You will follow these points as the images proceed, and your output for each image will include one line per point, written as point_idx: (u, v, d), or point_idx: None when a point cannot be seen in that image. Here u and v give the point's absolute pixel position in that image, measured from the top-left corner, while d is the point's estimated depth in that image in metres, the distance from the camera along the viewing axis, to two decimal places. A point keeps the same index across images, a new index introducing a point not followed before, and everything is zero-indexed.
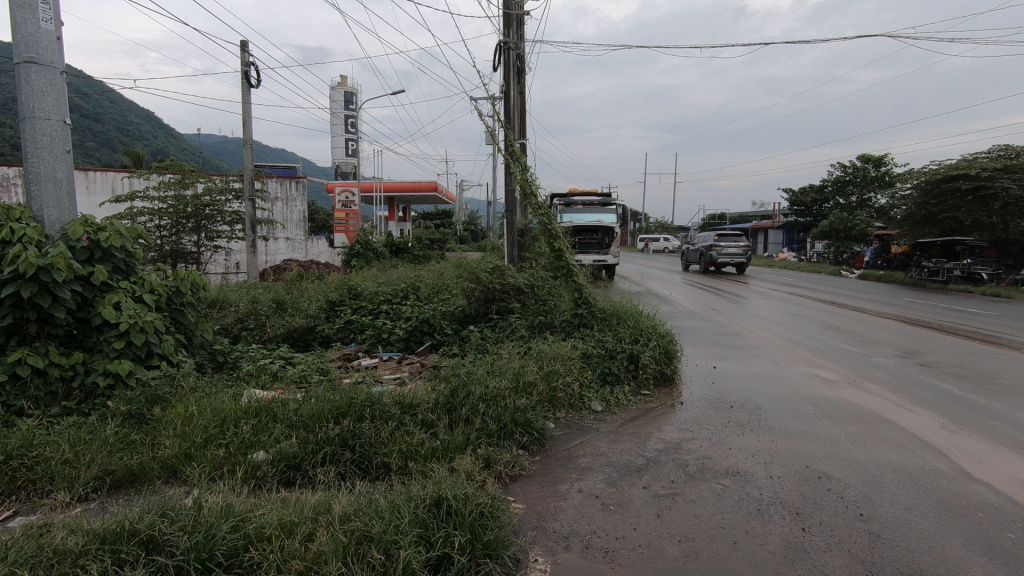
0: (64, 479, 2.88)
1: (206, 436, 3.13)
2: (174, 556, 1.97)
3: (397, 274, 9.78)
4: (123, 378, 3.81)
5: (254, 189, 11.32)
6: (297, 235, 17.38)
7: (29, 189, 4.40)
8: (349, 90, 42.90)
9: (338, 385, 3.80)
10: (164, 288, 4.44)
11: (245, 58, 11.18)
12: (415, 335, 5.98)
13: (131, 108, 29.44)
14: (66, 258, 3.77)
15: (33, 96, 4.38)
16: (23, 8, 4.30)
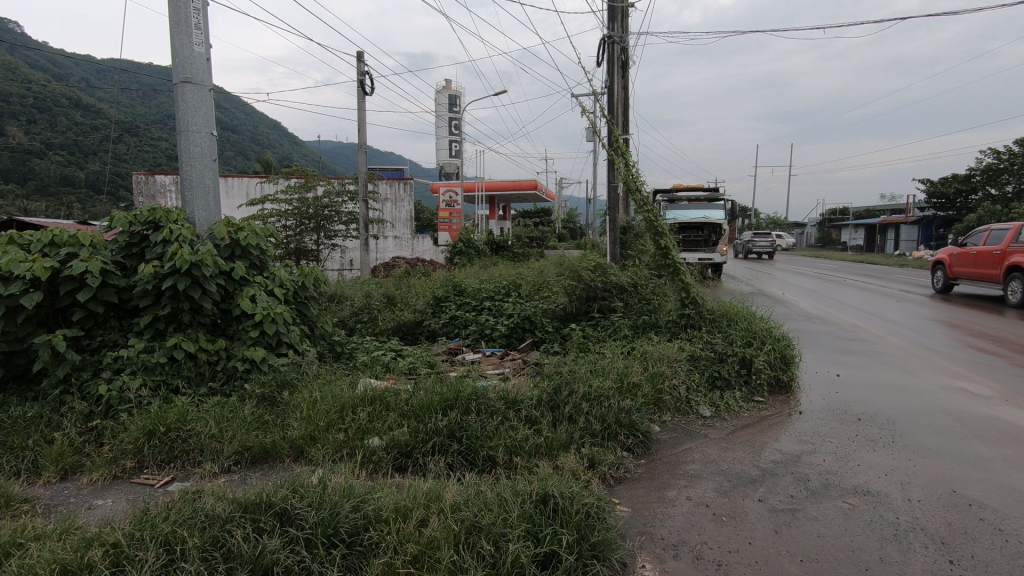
0: (211, 452, 3.24)
1: (328, 421, 3.39)
2: (305, 529, 2.14)
3: (499, 271, 9.96)
4: (258, 363, 4.21)
5: (367, 190, 12.02)
6: (405, 233, 18.22)
7: (184, 194, 4.98)
8: (454, 93, 44.38)
9: (446, 378, 3.95)
10: (291, 282, 4.86)
11: (360, 67, 11.94)
12: (516, 331, 6.06)
13: (262, 120, 32.46)
14: (213, 255, 4.24)
15: (188, 112, 4.95)
16: (180, 34, 4.88)
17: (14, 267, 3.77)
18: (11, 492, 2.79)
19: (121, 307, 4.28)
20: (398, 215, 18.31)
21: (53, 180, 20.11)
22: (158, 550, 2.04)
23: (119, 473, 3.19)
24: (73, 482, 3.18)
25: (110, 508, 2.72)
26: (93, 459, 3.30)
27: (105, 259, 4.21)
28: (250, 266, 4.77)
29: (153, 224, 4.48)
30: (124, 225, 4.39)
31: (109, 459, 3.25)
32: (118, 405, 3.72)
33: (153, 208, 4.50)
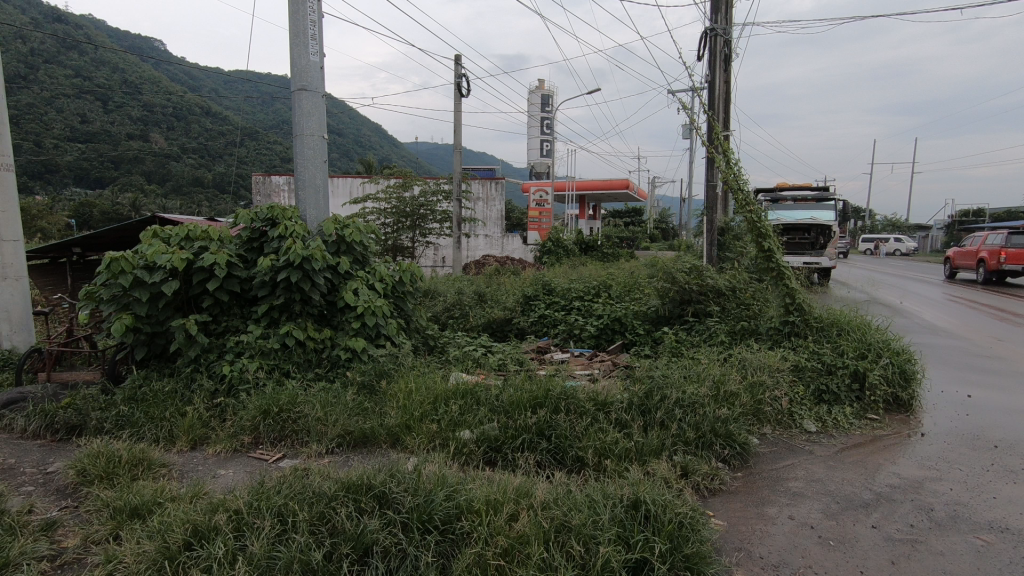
0: (317, 433, 3.48)
1: (422, 411, 3.53)
2: (401, 513, 2.24)
3: (588, 272, 9.87)
4: (359, 353, 4.47)
5: (461, 189, 12.33)
6: (496, 232, 18.52)
7: (297, 194, 5.38)
8: (546, 93, 44.53)
9: (535, 376, 3.99)
10: (390, 278, 5.12)
11: (457, 70, 12.29)
12: (606, 333, 5.98)
13: (365, 123, 34.26)
14: (322, 251, 4.55)
15: (303, 117, 5.34)
16: (299, 46, 5.27)
17: (157, 259, 4.25)
18: (152, 457, 3.14)
19: (241, 296, 4.69)
20: (489, 214, 18.67)
21: (186, 181, 22.43)
22: (273, 520, 2.22)
23: (238, 447, 3.51)
24: (200, 451, 3.53)
25: (231, 479, 3.00)
26: (217, 432, 3.65)
27: (230, 252, 4.63)
28: (353, 261, 5.07)
29: (271, 221, 4.87)
30: (247, 222, 4.81)
31: (231, 434, 3.57)
32: (238, 384, 4.08)
33: (271, 206, 4.89)
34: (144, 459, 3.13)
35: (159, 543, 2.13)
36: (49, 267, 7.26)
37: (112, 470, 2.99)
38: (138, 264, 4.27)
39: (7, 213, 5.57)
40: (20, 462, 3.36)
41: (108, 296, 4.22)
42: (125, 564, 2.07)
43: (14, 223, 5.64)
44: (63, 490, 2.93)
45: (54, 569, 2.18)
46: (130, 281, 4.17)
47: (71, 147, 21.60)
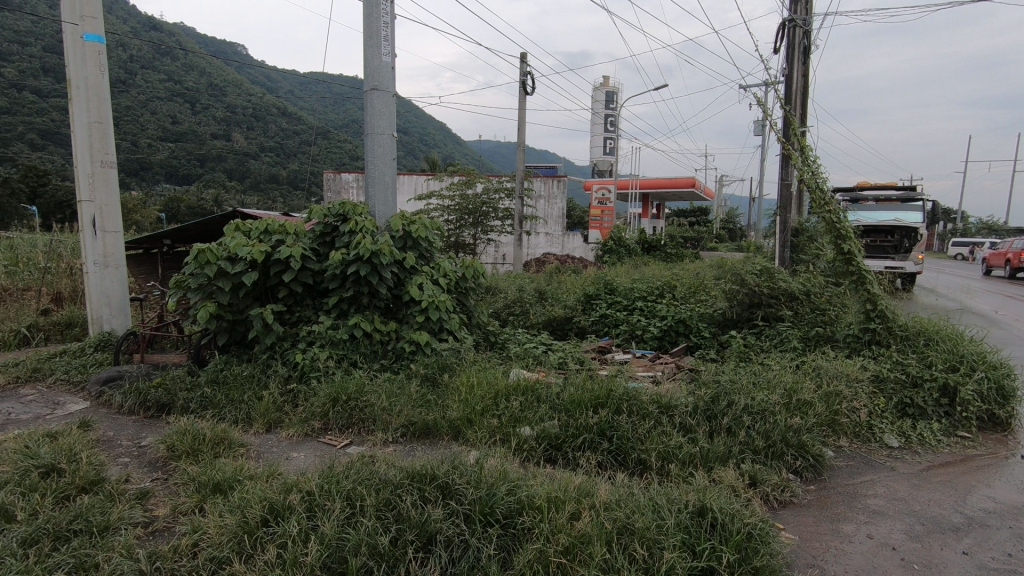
0: (382, 422, 3.59)
1: (483, 406, 3.57)
2: (464, 505, 2.27)
3: (651, 271, 9.66)
4: (422, 346, 4.59)
5: (523, 187, 12.34)
6: (557, 230, 18.47)
7: (367, 191, 5.56)
8: (611, 90, 43.95)
9: (596, 376, 3.95)
10: (453, 273, 5.21)
11: (522, 68, 12.32)
12: (669, 335, 5.84)
13: (430, 122, 34.96)
14: (390, 246, 4.69)
15: (374, 116, 5.51)
16: (372, 47, 5.44)
17: (239, 250, 4.50)
18: (232, 437, 3.34)
19: (314, 288, 4.90)
20: (551, 212, 18.62)
21: (263, 178, 23.65)
22: (342, 503, 2.31)
23: (309, 431, 3.67)
24: (275, 434, 3.72)
25: (303, 461, 3.15)
26: (290, 417, 3.82)
27: (304, 246, 4.85)
28: (419, 257, 5.19)
29: (342, 216, 5.06)
30: (320, 217, 5.02)
31: (303, 419, 3.75)
32: (309, 372, 4.27)
33: (343, 202, 5.07)
34: (225, 438, 3.33)
35: (239, 517, 2.26)
36: (143, 257, 7.85)
37: (197, 447, 3.21)
38: (222, 255, 4.54)
39: (110, 206, 6.05)
40: (117, 435, 3.65)
41: (195, 285, 4.51)
42: (209, 535, 2.21)
43: (115, 216, 6.13)
44: (154, 463, 3.16)
45: (146, 535, 2.36)
46: (214, 271, 4.44)
47: (162, 146, 23.25)
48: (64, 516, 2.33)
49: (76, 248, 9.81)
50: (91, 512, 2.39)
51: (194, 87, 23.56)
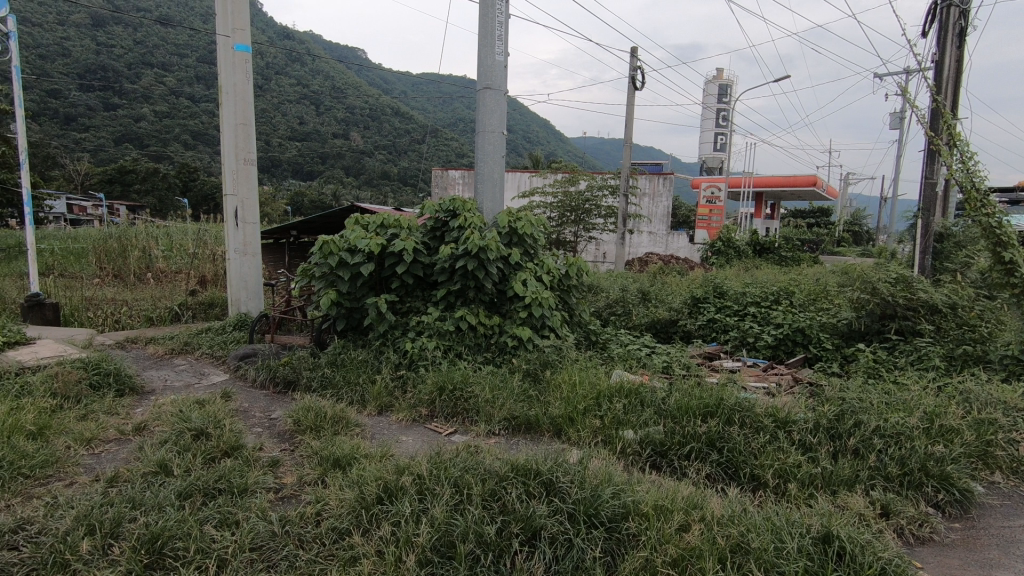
0: (485, 414, 3.68)
1: (585, 406, 3.55)
2: (569, 504, 2.27)
3: (765, 276, 9.06)
4: (525, 342, 4.64)
5: (629, 185, 12.04)
6: (661, 229, 17.96)
7: (476, 187, 5.71)
8: (725, 83, 41.80)
9: (704, 383, 3.78)
10: (557, 271, 5.21)
11: (632, 62, 12.03)
12: (785, 344, 5.47)
13: (534, 119, 35.24)
14: (497, 242, 4.77)
15: (486, 114, 5.63)
16: (486, 47, 5.57)
17: (358, 243, 4.81)
18: (349, 417, 3.58)
19: (424, 280, 5.12)
20: (656, 211, 18.09)
21: (377, 174, 25.14)
22: (451, 489, 2.40)
23: (416, 417, 3.84)
24: (385, 416, 3.93)
25: (412, 446, 3.31)
26: (399, 401, 4.03)
27: (417, 240, 5.08)
28: (523, 253, 5.26)
29: (452, 212, 5.23)
30: (432, 212, 5.22)
31: (411, 405, 3.93)
32: (417, 360, 4.47)
33: (454, 198, 5.24)
34: (342, 418, 3.58)
35: (357, 493, 2.42)
36: (273, 247, 8.64)
37: (319, 424, 3.47)
38: (343, 246, 4.87)
39: (250, 200, 6.71)
40: (252, 407, 4.05)
41: (319, 274, 4.89)
42: (330, 506, 2.38)
43: (253, 208, 6.79)
44: (283, 435, 3.47)
45: (277, 500, 2.59)
46: (337, 261, 4.78)
47: (291, 146, 25.41)
48: (212, 475, 2.63)
49: (220, 237, 11.01)
50: (231, 474, 2.66)
51: (319, 90, 25.49)
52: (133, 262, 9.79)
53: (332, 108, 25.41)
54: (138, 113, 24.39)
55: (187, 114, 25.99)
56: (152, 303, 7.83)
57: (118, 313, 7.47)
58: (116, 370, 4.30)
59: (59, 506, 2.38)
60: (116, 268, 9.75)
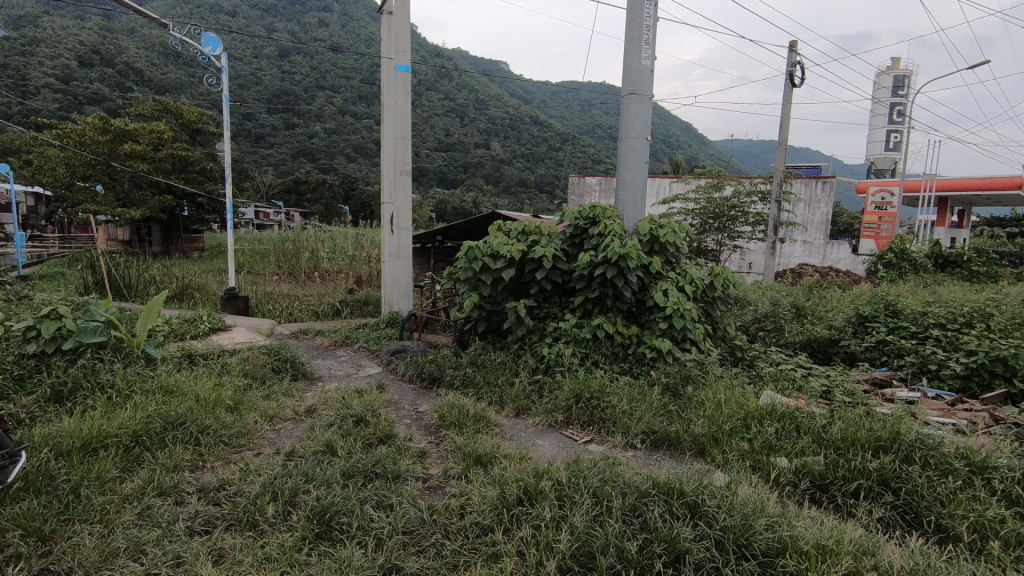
0: (622, 425, 3.60)
1: (731, 425, 3.33)
2: (716, 529, 2.15)
3: (952, 294, 7.81)
4: (665, 354, 4.46)
5: (782, 190, 11.01)
6: (819, 238, 16.43)
7: (618, 194, 5.64)
8: (902, 74, 37.01)
9: (872, 412, 3.36)
10: (701, 281, 4.96)
11: (791, 58, 11.10)
12: (979, 374, 4.66)
13: (675, 123, 33.95)
14: (638, 250, 4.65)
15: (630, 120, 5.55)
16: (633, 51, 5.48)
17: (501, 249, 4.98)
18: (489, 416, 3.71)
19: (562, 287, 5.16)
20: (812, 218, 16.54)
21: (514, 182, 25.15)
22: (590, 498, 2.39)
23: (553, 422, 3.88)
24: (522, 419, 4.01)
25: (549, 450, 3.34)
26: (536, 405, 4.08)
27: (556, 246, 5.12)
28: (665, 262, 5.09)
29: (593, 219, 5.20)
30: (572, 219, 5.24)
31: (548, 410, 3.97)
32: (554, 366, 4.50)
33: (594, 205, 5.20)
34: (483, 417, 3.72)
35: (499, 491, 2.50)
36: (421, 251, 9.27)
37: (462, 421, 3.65)
38: (486, 251, 5.07)
39: (404, 207, 7.27)
40: (402, 399, 4.38)
41: (464, 277, 5.14)
42: (473, 502, 2.48)
43: (407, 215, 7.35)
44: (429, 428, 3.70)
45: (425, 489, 2.76)
46: (480, 266, 5.00)
47: (437, 156, 27.16)
48: (369, 459, 2.88)
49: (375, 241, 12.04)
50: (386, 460, 2.90)
51: (464, 103, 27.07)
52: (304, 262, 11.08)
53: (475, 119, 26.70)
54: (312, 130, 27.70)
55: (351, 130, 28.94)
56: (318, 300, 8.78)
57: (291, 306, 8.51)
58: (292, 357, 4.89)
59: (250, 472, 2.77)
60: (291, 267, 11.13)
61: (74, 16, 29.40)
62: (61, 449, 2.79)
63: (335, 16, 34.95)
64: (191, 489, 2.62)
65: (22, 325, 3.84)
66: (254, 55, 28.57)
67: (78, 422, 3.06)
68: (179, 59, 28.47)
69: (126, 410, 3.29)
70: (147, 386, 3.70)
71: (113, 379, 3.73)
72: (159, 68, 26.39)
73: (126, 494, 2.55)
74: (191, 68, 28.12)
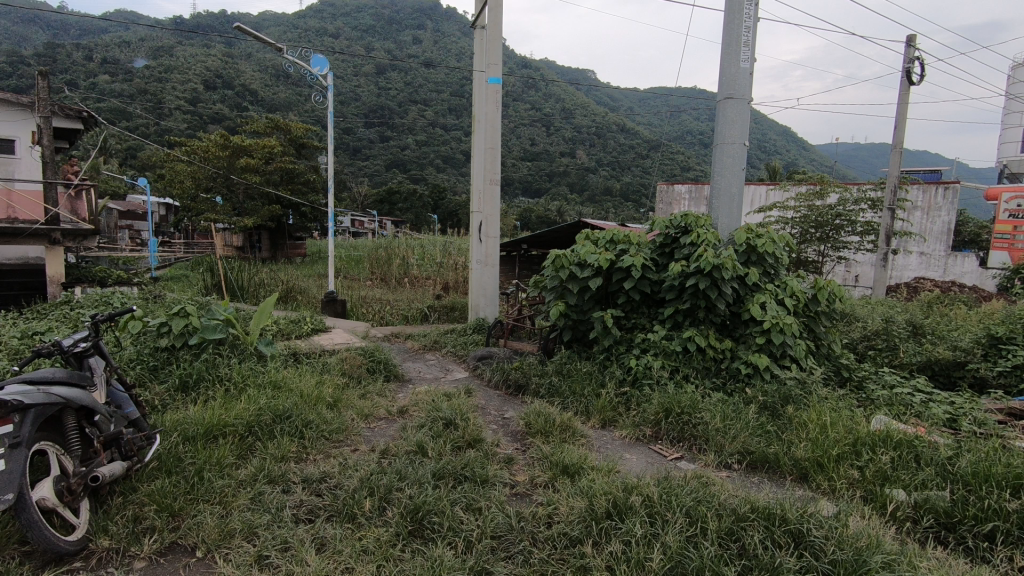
0: (715, 444, 3.44)
1: (838, 451, 3.09)
2: (824, 564, 2.00)
3: None
4: (761, 370, 4.20)
5: (896, 197, 10.09)
6: (940, 249, 14.90)
7: (712, 202, 5.44)
8: None
9: (1009, 446, 2.99)
10: (803, 295, 4.64)
11: (909, 53, 10.19)
12: None
13: (772, 127, 32.19)
14: (734, 260, 4.43)
15: (726, 126, 5.33)
16: (731, 54, 5.27)
17: (589, 258, 4.92)
18: (575, 426, 3.68)
19: (651, 297, 5.02)
20: (930, 227, 15.03)
21: (599, 191, 24.89)
22: (683, 518, 2.31)
23: (640, 436, 3.77)
24: (609, 431, 3.94)
25: (637, 465, 3.26)
26: (623, 418, 3.99)
27: (646, 256, 4.99)
28: (763, 273, 4.82)
29: (684, 228, 5.01)
30: (662, 227, 5.08)
31: (635, 423, 3.87)
32: (642, 378, 4.39)
33: (686, 213, 5.02)
34: (569, 426, 3.69)
35: (587, 503, 2.47)
36: (506, 259, 9.38)
37: (548, 429, 3.65)
38: (574, 260, 5.05)
39: (492, 216, 7.41)
40: (488, 405, 4.44)
41: (551, 286, 5.15)
42: (561, 512, 2.47)
43: (495, 224, 7.48)
44: (516, 435, 3.73)
45: (513, 495, 2.79)
46: (567, 274, 4.98)
47: (523, 166, 27.52)
48: (459, 462, 2.95)
49: (461, 249, 12.34)
50: (475, 464, 2.95)
51: (551, 112, 27.29)
52: (395, 268, 11.57)
53: (561, 128, 26.81)
54: (404, 143, 29.00)
55: (441, 142, 29.93)
56: (408, 305, 9.10)
57: (384, 310, 8.92)
58: (386, 359, 5.12)
59: (349, 466, 2.92)
60: (383, 273, 11.64)
61: (202, 45, 32.79)
62: (187, 435, 3.08)
63: (429, 33, 36.51)
64: (296, 479, 2.81)
65: (156, 321, 4.29)
66: (355, 74, 30.47)
67: (201, 412, 3.37)
68: (289, 80, 30.91)
69: (242, 402, 3.59)
70: (259, 381, 4.02)
71: (230, 373, 4.07)
72: (272, 89, 28.77)
73: (241, 479, 2.77)
74: (298, 88, 30.43)
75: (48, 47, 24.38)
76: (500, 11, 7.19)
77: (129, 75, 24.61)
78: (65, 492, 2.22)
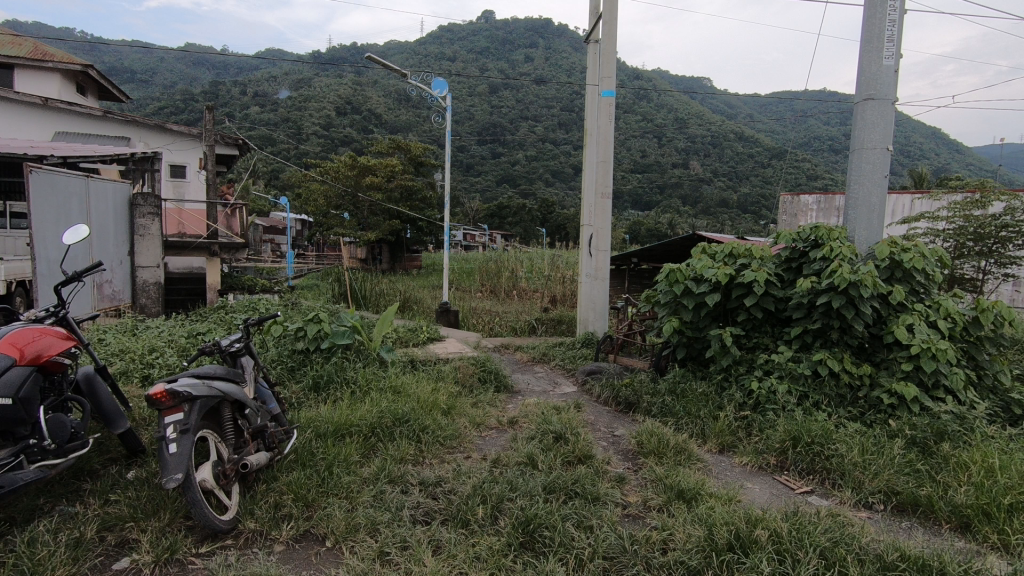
0: (853, 480, 3.12)
1: (1012, 499, 2.68)
2: None
3: None
4: (909, 401, 3.73)
5: None
6: None
7: (847, 213, 4.98)
8: None
9: None
10: (961, 317, 4.08)
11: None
12: None
13: (917, 129, 28.81)
14: (874, 276, 3.99)
15: (865, 129, 4.86)
16: (872, 51, 4.81)
17: (705, 272, 4.70)
18: (691, 449, 3.50)
19: (775, 315, 4.68)
20: None
21: (714, 203, 23.96)
22: (818, 560, 2.14)
23: (764, 465, 3.50)
24: (727, 456, 3.71)
25: (761, 496, 3.03)
26: (744, 444, 3.73)
27: (770, 271, 4.65)
28: (909, 291, 4.31)
29: (814, 241, 4.61)
30: (789, 240, 4.70)
31: (758, 450, 3.60)
32: (766, 403, 4.07)
33: (817, 226, 4.62)
34: (684, 449, 3.52)
35: (707, 532, 2.34)
36: (615, 274, 9.23)
37: (662, 450, 3.51)
38: (689, 275, 4.84)
39: (604, 229, 7.33)
40: (598, 421, 4.37)
41: (664, 301, 4.98)
42: (677, 539, 2.35)
43: (606, 237, 7.39)
44: (627, 453, 3.63)
45: (625, 516, 2.71)
46: (682, 290, 4.79)
47: (633, 178, 26.98)
48: (569, 477, 2.91)
49: (570, 262, 12.32)
50: (586, 480, 2.90)
51: (663, 123, 26.71)
52: (505, 281, 11.82)
53: (674, 139, 25.97)
54: (514, 158, 29.67)
55: (550, 156, 30.23)
56: (516, 317, 9.24)
57: (493, 322, 9.14)
58: (497, 370, 5.22)
59: (462, 473, 3.00)
60: (492, 285, 11.95)
61: (336, 75, 36.02)
62: (319, 432, 3.34)
63: (540, 51, 37.20)
64: (414, 480, 2.94)
65: (294, 326, 4.71)
66: (469, 94, 31.84)
67: (331, 411, 3.65)
68: (410, 103, 32.96)
69: (366, 404, 3.84)
70: (381, 385, 4.28)
71: (356, 376, 4.38)
72: (394, 112, 30.83)
73: (365, 476, 2.96)
74: (418, 110, 32.33)
75: (213, 85, 28.10)
76: (615, 24, 7.14)
77: (275, 106, 27.64)
78: (221, 476, 2.51)
